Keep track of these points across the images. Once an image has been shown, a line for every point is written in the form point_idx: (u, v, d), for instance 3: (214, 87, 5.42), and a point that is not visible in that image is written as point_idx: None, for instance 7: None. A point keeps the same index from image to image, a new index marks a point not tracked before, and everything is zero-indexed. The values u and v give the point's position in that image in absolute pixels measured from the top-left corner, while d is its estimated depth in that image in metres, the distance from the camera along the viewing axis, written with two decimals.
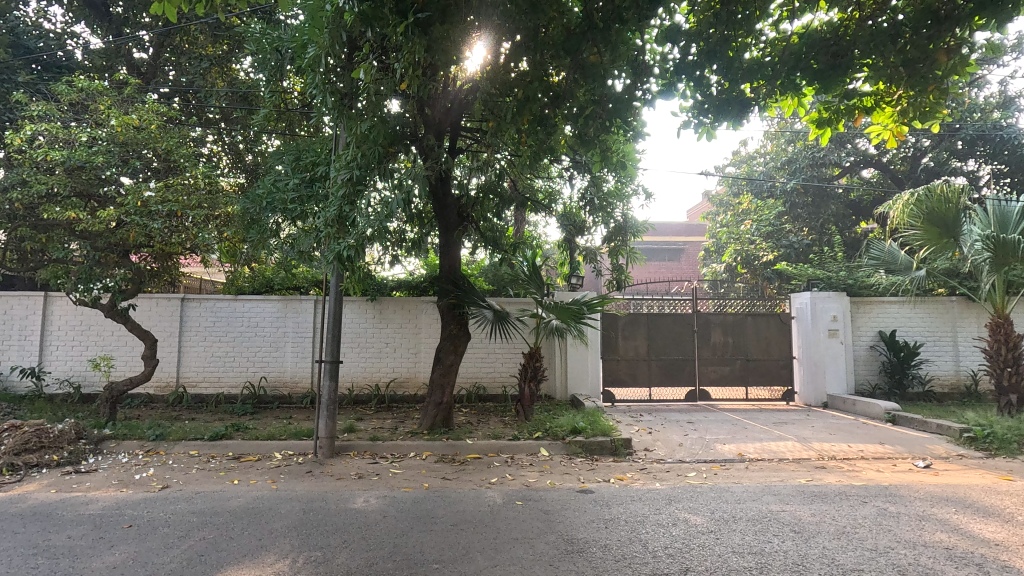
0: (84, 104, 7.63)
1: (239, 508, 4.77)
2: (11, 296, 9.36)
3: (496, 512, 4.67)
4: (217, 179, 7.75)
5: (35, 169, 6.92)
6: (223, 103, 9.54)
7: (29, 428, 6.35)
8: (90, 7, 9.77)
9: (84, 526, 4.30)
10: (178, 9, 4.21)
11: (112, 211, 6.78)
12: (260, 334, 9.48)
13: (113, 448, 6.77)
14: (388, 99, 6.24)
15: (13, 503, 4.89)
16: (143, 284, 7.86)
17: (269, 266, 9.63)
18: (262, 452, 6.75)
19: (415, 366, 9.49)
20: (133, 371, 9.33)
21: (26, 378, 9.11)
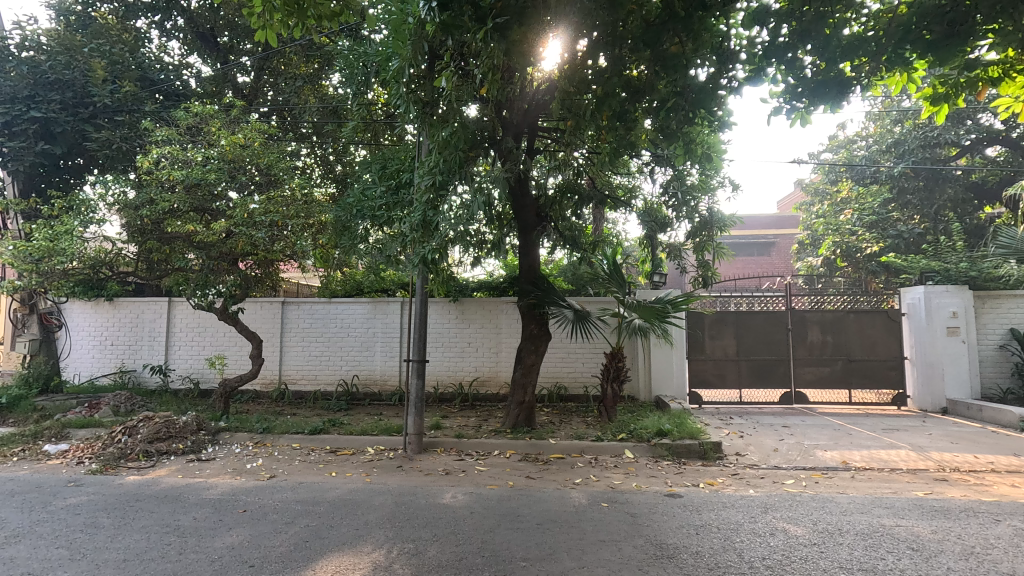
0: (198, 127, 8.43)
1: (338, 499, 5.08)
2: (142, 302, 10.55)
3: (581, 513, 4.64)
4: (312, 191, 8.32)
5: (159, 188, 7.73)
6: (316, 118, 10.23)
7: (160, 419, 7.14)
8: (201, 39, 10.72)
9: (207, 509, 4.75)
10: (278, 34, 4.53)
11: (224, 223, 7.44)
12: (352, 335, 10.03)
13: (228, 439, 7.43)
14: (467, 105, 6.37)
15: (148, 486, 5.51)
16: (250, 289, 8.57)
17: (359, 271, 10.18)
18: (356, 446, 7.15)
19: (497, 365, 9.63)
20: (243, 369, 10.20)
21: (155, 374, 10.21)
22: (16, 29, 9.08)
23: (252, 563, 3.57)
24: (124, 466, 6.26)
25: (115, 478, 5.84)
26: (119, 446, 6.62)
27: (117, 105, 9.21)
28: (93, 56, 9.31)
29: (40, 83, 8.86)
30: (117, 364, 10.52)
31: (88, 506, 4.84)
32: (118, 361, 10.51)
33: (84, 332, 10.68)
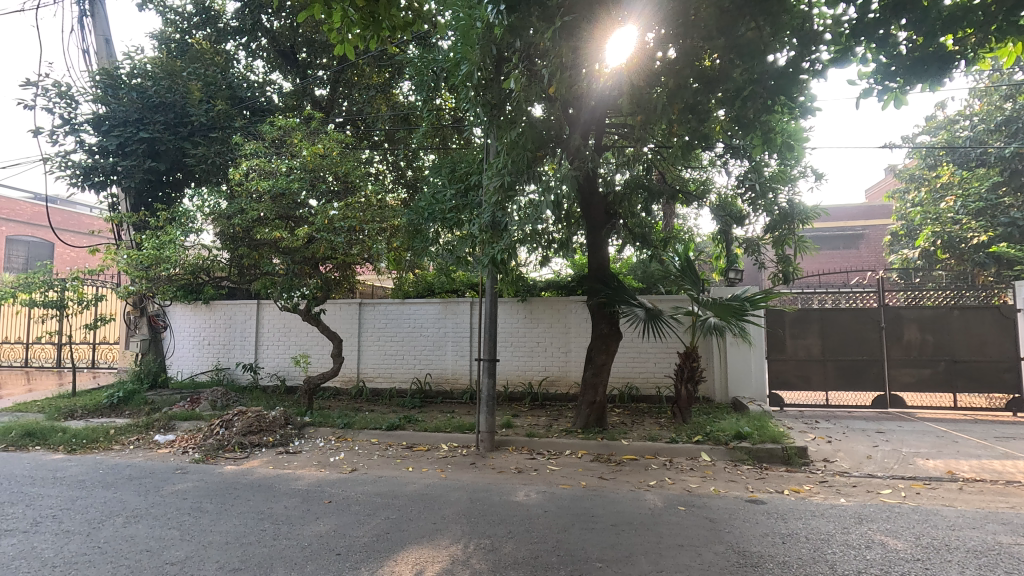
0: (282, 140, 8.97)
1: (416, 493, 5.25)
2: (234, 304, 11.38)
3: (657, 516, 4.53)
4: (386, 196, 8.67)
5: (249, 199, 8.29)
6: (388, 126, 10.65)
7: (252, 414, 7.68)
8: (283, 56, 11.35)
9: (296, 499, 5.05)
10: (355, 47, 4.75)
11: (306, 229, 7.89)
12: (424, 334, 10.33)
13: (312, 433, 7.87)
14: (534, 105, 6.39)
15: (244, 475, 5.94)
16: (330, 291, 8.97)
17: (431, 272, 10.47)
18: (431, 443, 7.35)
19: (566, 365, 9.59)
20: (324, 367, 10.75)
21: (247, 372, 10.97)
22: (126, 59, 10.04)
23: (339, 552, 3.76)
24: (222, 456, 6.78)
25: (216, 467, 6.34)
26: (218, 438, 7.17)
27: (212, 123, 9.99)
28: (191, 79, 10.14)
29: (147, 107, 9.75)
30: (213, 361, 11.40)
31: (193, 492, 5.28)
32: (215, 359, 11.39)
33: (185, 332, 11.65)
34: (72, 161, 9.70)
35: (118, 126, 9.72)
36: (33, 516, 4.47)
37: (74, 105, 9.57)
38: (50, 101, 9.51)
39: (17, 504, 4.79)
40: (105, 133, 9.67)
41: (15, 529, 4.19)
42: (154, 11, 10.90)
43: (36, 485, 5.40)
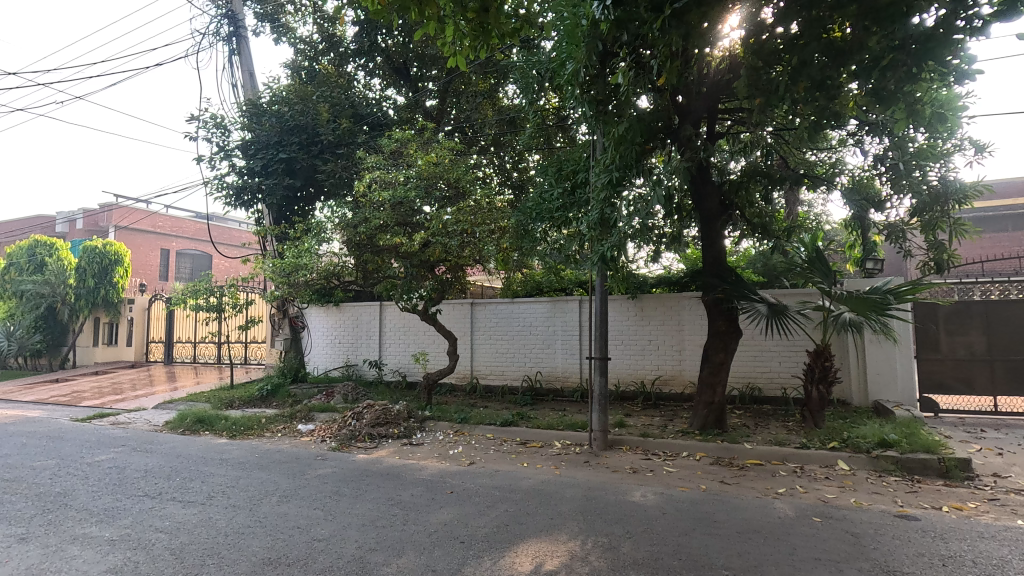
0: (399, 151, 9.57)
1: (532, 488, 5.35)
2: (360, 305, 12.37)
3: (788, 525, 4.23)
4: (495, 199, 8.94)
5: (371, 208, 8.90)
6: (495, 130, 10.95)
7: (379, 407, 8.28)
8: (397, 72, 12.05)
9: (420, 488, 5.37)
10: (466, 58, 4.92)
11: (423, 234, 8.33)
12: (534, 333, 10.48)
13: (432, 427, 8.31)
14: (642, 97, 6.24)
15: (375, 463, 6.44)
16: (444, 293, 9.50)
17: (539, 271, 10.60)
18: (544, 440, 7.45)
19: (680, 363, 9.24)
20: (441, 364, 11.31)
21: (373, 368, 11.85)
22: (266, 89, 11.26)
23: (463, 540, 3.94)
24: (355, 445, 7.40)
25: (350, 455, 6.93)
26: (351, 428, 7.83)
27: (338, 141, 10.92)
28: (319, 102, 11.13)
29: (285, 130, 10.89)
30: (344, 358, 12.45)
31: (332, 477, 5.83)
32: (345, 356, 12.43)
33: (319, 332, 12.85)
34: (226, 183, 11.10)
35: (261, 149, 10.95)
36: (207, 491, 5.19)
37: (226, 133, 10.92)
38: (209, 132, 10.94)
39: (195, 480, 5.59)
40: (252, 157, 10.94)
41: (195, 501, 4.90)
42: (287, 44, 12.09)
43: (209, 465, 6.26)
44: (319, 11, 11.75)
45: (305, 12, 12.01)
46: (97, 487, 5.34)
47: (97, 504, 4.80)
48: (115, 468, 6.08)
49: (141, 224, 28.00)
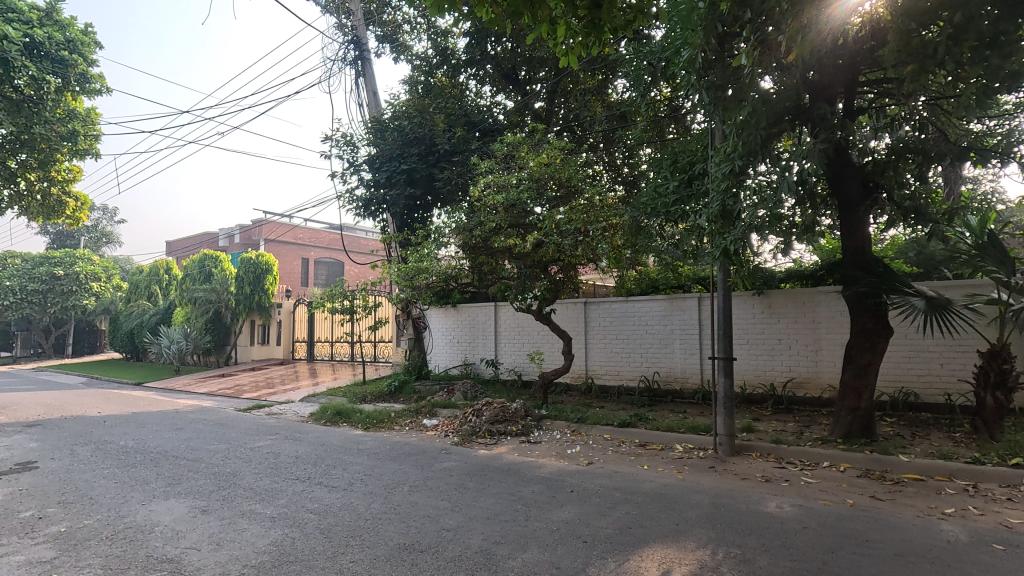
0: (510, 154, 9.75)
1: (654, 492, 5.18)
2: (476, 306, 12.84)
3: (961, 552, 3.68)
4: (607, 196, 8.80)
5: (486, 212, 9.17)
6: (604, 125, 10.77)
7: (497, 404, 8.52)
8: (505, 78, 12.28)
9: (541, 485, 5.44)
10: (578, 55, 4.92)
11: (537, 234, 8.42)
12: (650, 332, 10.16)
13: (549, 425, 8.37)
14: (766, 78, 5.83)
15: (495, 459, 6.64)
16: (558, 293, 9.53)
17: (654, 269, 10.25)
18: (665, 442, 7.19)
19: (816, 365, 8.41)
20: (556, 363, 11.37)
21: (490, 367, 12.22)
22: (387, 106, 12.07)
23: (585, 540, 3.92)
24: (475, 440, 7.67)
25: (471, 450, 7.20)
26: (472, 424, 8.15)
27: (454, 149, 11.40)
28: (436, 113, 11.68)
29: (405, 143, 11.61)
30: (462, 357, 12.98)
31: (457, 470, 6.10)
32: (463, 355, 12.95)
33: (439, 332, 13.51)
34: (356, 196, 12.10)
35: (385, 162, 11.77)
36: (348, 478, 5.69)
37: (355, 150, 11.89)
38: (340, 149, 11.98)
39: (337, 467, 6.15)
40: (377, 170, 11.82)
41: (339, 486, 5.39)
42: (405, 61, 12.86)
43: (348, 454, 6.85)
44: (433, 28, 12.37)
45: (420, 30, 12.70)
46: (259, 469, 6.08)
47: (260, 484, 5.46)
48: (272, 453, 6.87)
49: (285, 236, 31.37)
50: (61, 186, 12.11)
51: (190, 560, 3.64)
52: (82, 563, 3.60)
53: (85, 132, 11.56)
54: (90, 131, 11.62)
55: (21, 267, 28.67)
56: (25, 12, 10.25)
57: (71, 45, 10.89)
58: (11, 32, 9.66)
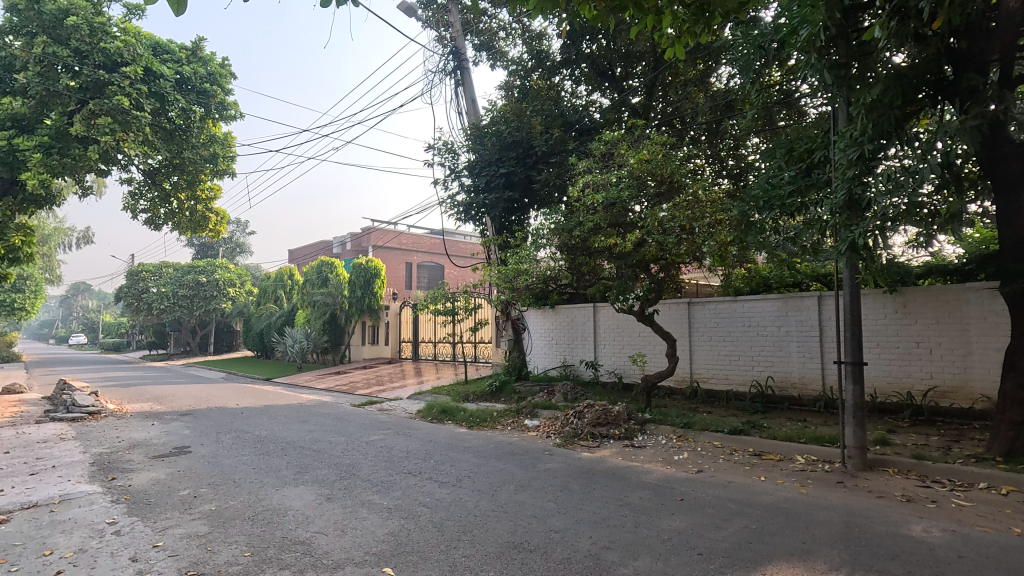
0: (609, 152, 9.56)
1: (774, 505, 4.82)
2: (575, 307, 12.75)
3: None
4: (713, 190, 8.36)
5: (585, 211, 9.07)
6: (709, 116, 10.21)
7: (599, 407, 8.37)
8: (601, 76, 12.01)
9: (648, 491, 5.27)
10: (685, 45, 4.73)
11: (638, 233, 8.18)
12: (762, 334, 9.50)
13: (654, 430, 8.10)
14: (901, 50, 5.22)
15: (599, 463, 6.53)
16: (660, 293, 9.21)
17: (766, 266, 9.57)
18: (783, 453, 6.68)
19: (965, 372, 7.40)
20: (659, 366, 10.99)
21: (589, 368, 12.08)
22: (486, 112, 12.36)
23: (700, 552, 3.73)
24: (578, 443, 7.61)
25: (574, 452, 7.14)
26: (573, 426, 8.09)
27: (551, 150, 11.40)
28: (533, 116, 11.75)
29: (503, 147, 11.80)
30: (561, 359, 12.95)
31: (561, 472, 6.08)
32: (562, 356, 12.93)
33: (538, 333, 13.59)
34: (457, 201, 12.53)
35: (485, 167, 12.07)
36: (456, 474, 5.88)
37: (456, 157, 12.30)
38: (442, 157, 12.44)
39: (445, 463, 6.38)
40: (477, 175, 12.16)
41: (448, 482, 5.58)
42: (501, 67, 13.07)
43: (454, 451, 7.07)
44: (528, 32, 12.47)
45: (516, 35, 12.86)
46: (375, 462, 6.46)
47: (375, 476, 5.79)
48: (385, 447, 7.27)
49: (391, 242, 33.18)
50: (205, 204, 13.52)
51: (318, 543, 3.93)
52: (230, 539, 4.03)
53: (224, 154, 12.87)
54: (227, 153, 12.92)
55: (173, 275, 32.80)
56: (175, 52, 11.65)
57: (211, 77, 12.21)
58: (164, 71, 11.17)
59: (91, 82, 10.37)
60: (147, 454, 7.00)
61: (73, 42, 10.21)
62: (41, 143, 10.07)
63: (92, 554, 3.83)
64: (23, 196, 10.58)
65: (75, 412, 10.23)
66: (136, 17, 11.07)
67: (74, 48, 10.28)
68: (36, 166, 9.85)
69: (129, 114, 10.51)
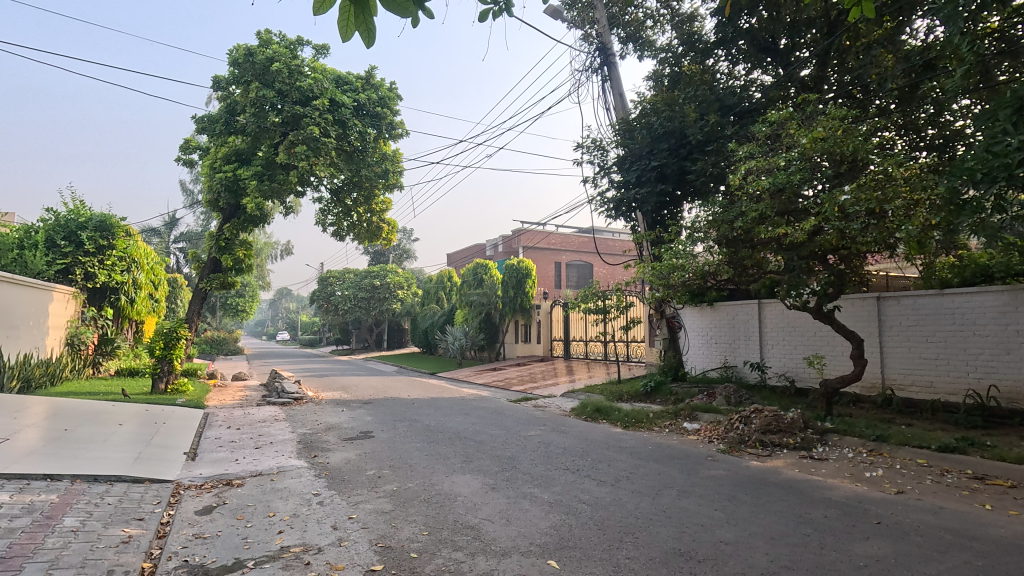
0: (776, 133, 8.70)
1: (1007, 541, 3.97)
2: (737, 304, 11.86)
3: None
4: (910, 164, 7.16)
5: (748, 200, 8.38)
6: (900, 81, 8.78)
7: (769, 412, 7.63)
8: (764, 51, 10.96)
9: (835, 510, 4.68)
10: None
11: (814, 219, 7.31)
12: (980, 334, 7.91)
13: (837, 441, 7.19)
14: None
15: (772, 473, 5.97)
16: (843, 287, 8.13)
17: (985, 252, 7.95)
18: (1017, 479, 5.48)
19: None
20: (841, 370, 9.73)
21: (755, 371, 11.13)
22: (635, 105, 12.04)
23: None
24: (745, 450, 7.04)
25: (742, 460, 6.62)
26: (740, 432, 7.50)
27: (707, 137, 10.71)
28: (686, 103, 11.13)
29: (654, 139, 11.41)
30: (722, 360, 12.13)
31: (728, 480, 5.67)
32: (723, 357, 12.09)
33: (695, 332, 12.88)
34: (607, 198, 12.40)
35: (635, 161, 11.79)
36: (614, 474, 5.81)
37: (605, 153, 12.17)
38: (591, 155, 12.39)
39: (603, 462, 6.33)
40: (627, 170, 11.95)
41: (606, 481, 5.54)
42: (650, 57, 12.64)
43: (611, 450, 7.00)
44: (678, 16, 11.87)
45: (664, 21, 12.36)
46: (534, 456, 6.64)
47: (535, 470, 5.96)
48: (543, 443, 7.45)
49: (540, 243, 34.09)
50: (378, 215, 15.10)
51: (486, 530, 4.14)
52: (410, 518, 4.43)
53: (394, 169, 14.13)
54: (396, 168, 14.17)
55: (353, 279, 37.15)
56: (353, 82, 13.21)
57: (382, 101, 13.54)
58: (345, 99, 12.72)
59: (291, 117, 12.20)
60: (339, 436, 8.01)
61: (276, 84, 12.01)
62: (256, 172, 12.12)
63: (303, 519, 4.48)
64: (243, 217, 12.71)
65: (284, 397, 12.09)
66: (322, 56, 12.75)
67: (277, 88, 12.09)
68: (253, 191, 11.91)
69: (318, 141, 12.17)
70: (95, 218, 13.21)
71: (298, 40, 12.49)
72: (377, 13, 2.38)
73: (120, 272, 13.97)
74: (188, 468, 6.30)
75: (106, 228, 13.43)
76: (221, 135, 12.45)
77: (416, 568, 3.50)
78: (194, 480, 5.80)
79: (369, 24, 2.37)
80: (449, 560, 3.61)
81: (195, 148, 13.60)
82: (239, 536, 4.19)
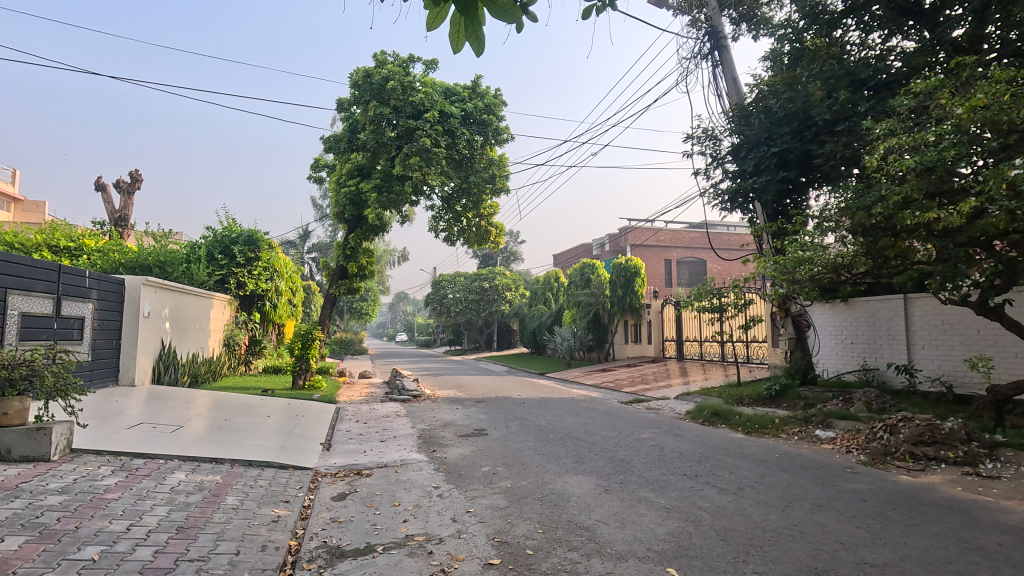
0: (923, 105, 7.66)
1: None
2: (877, 301, 10.65)
3: None
4: None
5: (889, 182, 7.47)
6: None
7: (921, 422, 6.74)
8: (905, 14, 9.72)
9: (1013, 537, 4.01)
10: None
11: (975, 200, 6.30)
12: None
13: (1012, 458, 6.16)
14: None
15: (927, 490, 5.26)
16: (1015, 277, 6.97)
17: None
18: None
19: None
20: (1015, 375, 8.34)
21: (901, 374, 9.90)
22: (750, 89, 11.26)
23: None
24: (892, 463, 6.29)
25: (889, 474, 5.90)
26: (884, 443, 6.70)
27: (837, 117, 9.73)
28: (809, 82, 10.20)
29: (774, 124, 10.61)
30: (860, 362, 10.96)
31: (872, 495, 5.08)
32: (862, 359, 10.89)
33: (827, 331, 11.77)
34: (721, 190, 11.73)
35: (752, 150, 11.05)
36: (738, 482, 5.45)
37: (718, 143, 11.52)
38: (702, 145, 11.79)
39: (723, 469, 5.99)
40: (743, 159, 11.25)
41: (728, 489, 5.22)
42: (767, 36, 11.76)
43: (733, 457, 6.58)
44: None
45: None
46: (648, 459, 6.44)
47: (651, 474, 5.77)
48: (657, 446, 7.20)
49: (649, 240, 33.15)
50: (486, 220, 15.52)
51: (601, 532, 4.09)
52: (525, 515, 4.50)
53: (500, 174, 14.50)
54: (503, 172, 14.54)
55: (464, 282, 38.64)
56: (461, 93, 13.72)
57: (488, 108, 13.95)
58: (453, 110, 13.27)
59: (405, 131, 12.98)
60: (455, 433, 8.35)
61: (391, 101, 12.84)
62: (375, 185, 13.03)
63: (426, 510, 4.73)
64: (366, 226, 13.76)
65: (404, 395, 12.86)
66: (432, 70, 13.41)
67: (393, 105, 12.93)
68: (373, 203, 12.82)
69: (430, 152, 12.80)
70: (245, 233, 14.87)
71: (410, 58, 13.24)
72: (486, 22, 2.44)
73: (265, 280, 15.78)
74: (324, 457, 6.91)
75: (254, 242, 15.11)
76: (345, 152, 13.55)
77: (532, 565, 3.54)
78: (330, 469, 6.36)
79: (478, 33, 2.44)
80: (564, 560, 3.61)
81: (323, 166, 14.93)
82: (369, 522, 4.52)
